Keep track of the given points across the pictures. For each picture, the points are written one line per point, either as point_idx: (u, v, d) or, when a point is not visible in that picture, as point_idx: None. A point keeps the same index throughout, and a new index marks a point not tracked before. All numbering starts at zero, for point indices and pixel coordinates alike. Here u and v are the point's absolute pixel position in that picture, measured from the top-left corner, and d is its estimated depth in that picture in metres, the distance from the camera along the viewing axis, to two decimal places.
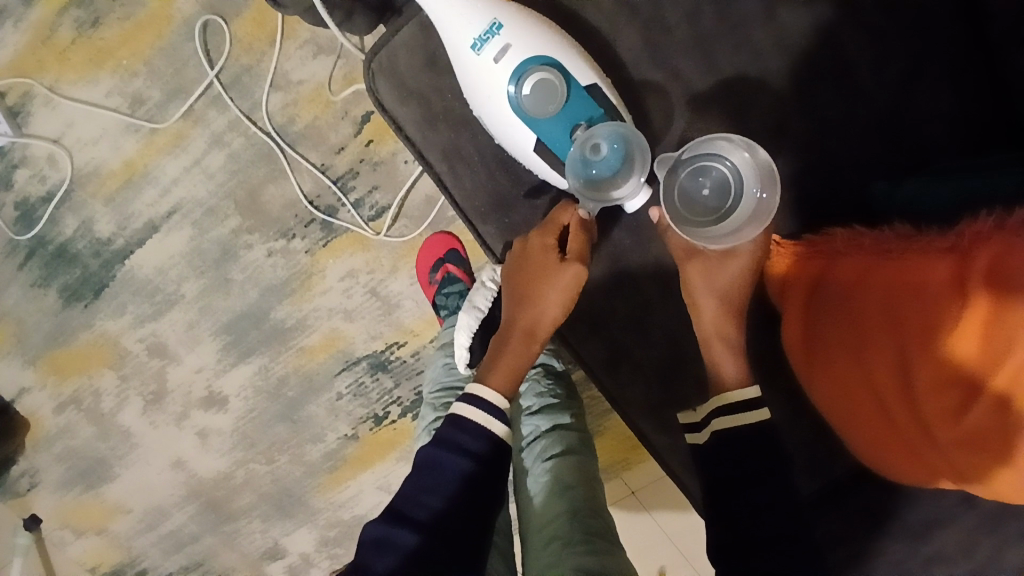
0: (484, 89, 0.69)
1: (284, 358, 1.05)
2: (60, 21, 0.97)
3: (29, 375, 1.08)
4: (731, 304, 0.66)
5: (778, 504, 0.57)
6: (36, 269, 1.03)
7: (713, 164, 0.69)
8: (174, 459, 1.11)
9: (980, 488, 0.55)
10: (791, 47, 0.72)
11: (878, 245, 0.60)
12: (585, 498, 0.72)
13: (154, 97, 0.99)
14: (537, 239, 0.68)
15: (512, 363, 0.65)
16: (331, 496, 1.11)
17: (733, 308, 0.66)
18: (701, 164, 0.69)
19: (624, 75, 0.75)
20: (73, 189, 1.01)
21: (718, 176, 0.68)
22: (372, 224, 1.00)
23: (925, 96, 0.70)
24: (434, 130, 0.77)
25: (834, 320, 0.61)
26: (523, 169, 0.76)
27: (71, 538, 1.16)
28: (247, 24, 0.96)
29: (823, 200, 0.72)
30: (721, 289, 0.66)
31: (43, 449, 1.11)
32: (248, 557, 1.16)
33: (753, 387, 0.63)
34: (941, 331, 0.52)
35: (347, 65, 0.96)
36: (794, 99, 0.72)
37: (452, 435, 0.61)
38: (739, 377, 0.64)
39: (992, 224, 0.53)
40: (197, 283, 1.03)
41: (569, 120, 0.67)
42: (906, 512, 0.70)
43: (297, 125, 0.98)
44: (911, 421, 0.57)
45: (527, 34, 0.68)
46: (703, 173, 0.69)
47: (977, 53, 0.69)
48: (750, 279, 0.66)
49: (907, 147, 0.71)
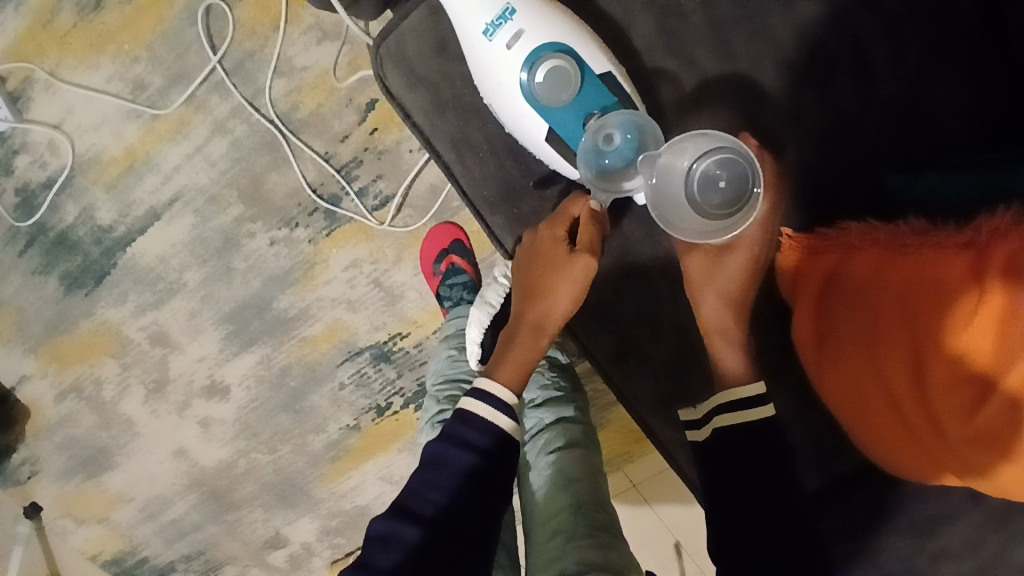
0: (496, 76, 0.68)
1: (286, 348, 1.04)
2: (61, 5, 0.96)
3: (30, 364, 1.07)
4: (737, 299, 0.65)
5: (784, 500, 0.56)
6: (37, 257, 1.02)
7: (704, 162, 0.65)
8: (176, 448, 1.10)
9: (987, 485, 0.55)
10: (807, 35, 0.70)
11: (894, 240, 0.59)
12: (589, 491, 0.71)
13: (155, 83, 0.97)
14: (547, 231, 0.67)
15: (522, 357, 0.64)
16: (333, 486, 1.11)
17: (738, 304, 0.65)
18: (698, 173, 0.65)
19: (636, 62, 0.73)
20: (73, 176, 1.00)
21: (707, 169, 0.65)
22: (376, 213, 0.99)
23: (941, 88, 0.70)
24: (442, 117, 0.76)
25: (846, 316, 0.60)
26: (533, 158, 0.75)
27: (72, 526, 1.16)
28: (250, 8, 0.95)
29: (838, 193, 0.71)
30: (727, 285, 0.65)
31: (45, 438, 1.11)
32: (250, 546, 1.15)
33: (759, 383, 0.61)
34: (956, 328, 0.52)
35: (352, 51, 0.95)
36: (809, 90, 0.71)
37: (459, 431, 0.61)
38: (745, 375, 0.63)
39: (1008, 221, 0.52)
40: (199, 272, 1.02)
41: (581, 110, 0.66)
42: (915, 508, 0.70)
43: (300, 111, 0.97)
44: (920, 418, 0.56)
45: (541, 21, 0.67)
46: (708, 176, 0.65)
47: (993, 46, 0.69)
48: (755, 272, 0.65)
49: (922, 139, 0.70)
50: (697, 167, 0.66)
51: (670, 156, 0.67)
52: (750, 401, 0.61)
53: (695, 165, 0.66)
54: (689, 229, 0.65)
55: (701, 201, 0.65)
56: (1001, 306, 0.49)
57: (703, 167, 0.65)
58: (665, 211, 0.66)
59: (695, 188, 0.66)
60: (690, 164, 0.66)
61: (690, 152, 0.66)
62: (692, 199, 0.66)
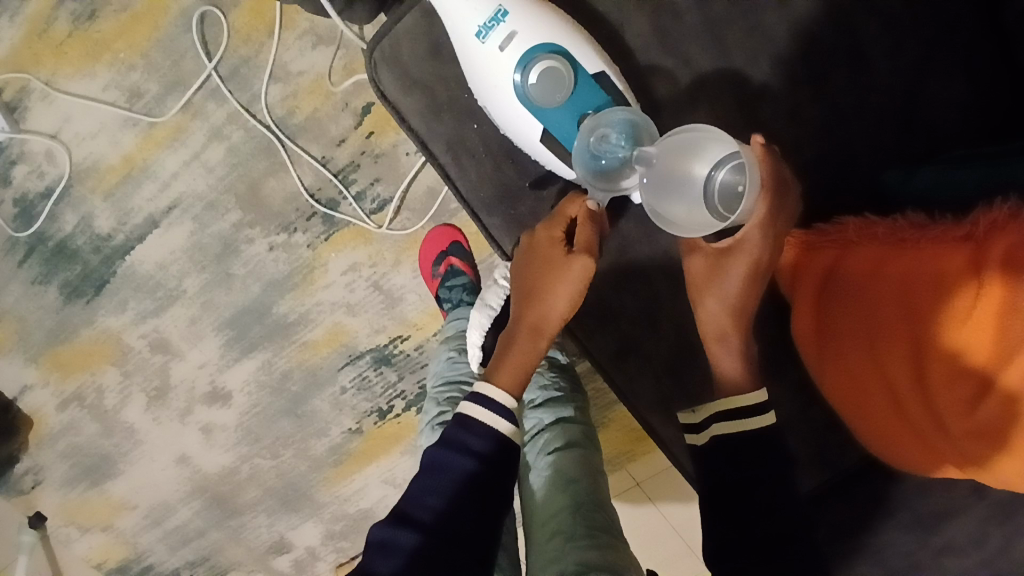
0: (489, 77, 0.68)
1: (287, 353, 1.04)
2: (57, 14, 0.96)
3: (31, 373, 1.07)
4: (742, 306, 0.63)
5: (781, 505, 0.55)
6: (37, 266, 1.03)
7: (724, 168, 0.63)
8: (179, 455, 1.10)
9: (989, 477, 0.55)
10: (803, 31, 0.70)
11: (892, 235, 0.59)
12: (588, 492, 0.71)
13: (152, 91, 0.97)
14: (544, 232, 0.66)
15: (521, 360, 0.64)
16: (336, 490, 1.11)
17: (741, 310, 0.63)
18: (719, 181, 0.63)
19: (630, 62, 0.73)
20: (71, 185, 1.00)
21: (726, 177, 0.63)
22: (374, 217, 0.99)
23: (937, 81, 0.70)
24: (437, 120, 0.76)
25: (845, 310, 0.60)
26: (529, 160, 0.76)
27: (77, 535, 1.16)
28: (245, 14, 0.95)
29: (836, 187, 0.71)
30: (730, 294, 0.62)
31: (47, 447, 1.11)
32: (254, 551, 1.16)
33: (761, 391, 0.61)
34: (955, 323, 0.51)
35: (347, 55, 0.95)
36: (806, 85, 0.71)
37: (458, 435, 0.61)
38: (748, 382, 0.62)
39: (1006, 214, 0.52)
40: (199, 278, 1.02)
41: (576, 110, 0.66)
42: (919, 502, 0.70)
43: (297, 117, 0.97)
44: (920, 412, 0.56)
45: (534, 22, 0.67)
46: (727, 184, 0.63)
47: (991, 39, 0.70)
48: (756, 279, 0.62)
49: (920, 133, 0.70)
50: (715, 174, 0.63)
51: (675, 158, 0.64)
52: (752, 407, 0.60)
53: (714, 172, 0.63)
54: (697, 231, 0.63)
55: (722, 209, 0.63)
56: (999, 300, 0.49)
57: (723, 174, 0.63)
58: (664, 212, 0.65)
59: (716, 198, 0.63)
60: (708, 172, 0.63)
61: (705, 158, 0.64)
62: (711, 205, 0.63)
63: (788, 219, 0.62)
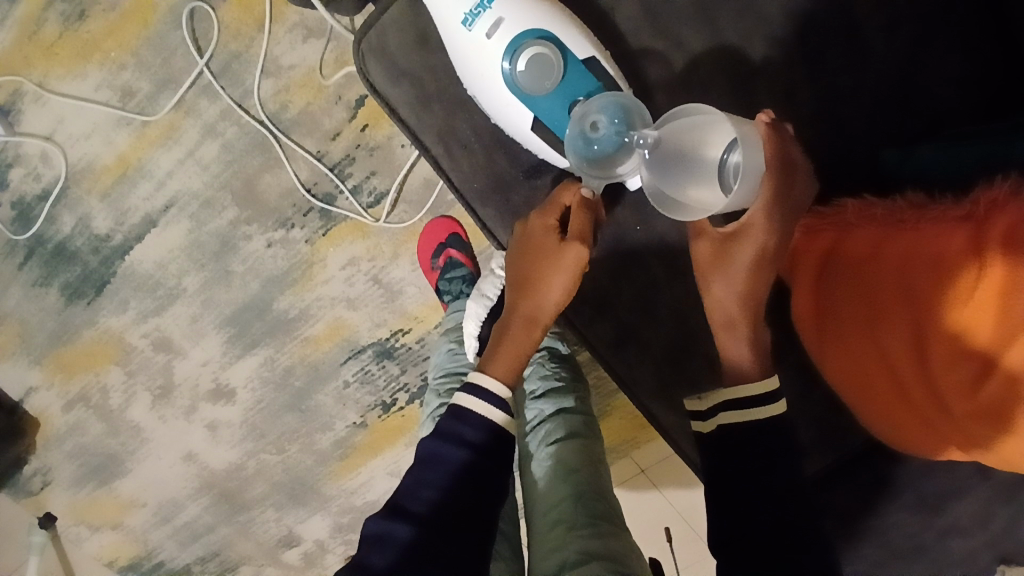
0: (477, 66, 0.67)
1: (289, 348, 1.04)
2: (46, 15, 0.95)
3: (36, 375, 1.08)
4: (752, 291, 0.61)
5: (787, 495, 0.55)
6: (36, 269, 1.03)
7: (738, 150, 0.58)
8: (185, 452, 1.11)
9: (993, 459, 0.54)
10: (798, 9, 0.69)
11: (890, 216, 0.59)
12: (589, 481, 0.71)
13: (143, 89, 0.97)
14: (538, 220, 0.65)
15: (516, 348, 0.64)
16: (342, 484, 1.12)
17: (752, 294, 0.61)
18: (732, 164, 0.59)
19: (622, 46, 0.72)
20: (68, 187, 1.00)
21: (735, 159, 0.59)
22: (371, 210, 0.99)
23: (935, 59, 0.68)
24: (427, 111, 0.75)
25: (845, 291, 0.59)
26: (521, 149, 0.75)
27: (87, 534, 1.17)
28: (234, 9, 0.94)
29: (833, 168, 0.70)
30: (739, 280, 0.60)
31: (54, 447, 1.12)
32: (263, 545, 1.16)
33: (773, 379, 0.59)
34: (956, 304, 0.50)
35: (337, 47, 0.94)
36: (803, 65, 0.70)
37: (453, 427, 0.60)
38: (757, 370, 0.60)
39: (1006, 192, 0.51)
40: (198, 277, 1.02)
41: (566, 96, 0.65)
42: (921, 483, 0.70)
43: (290, 111, 0.96)
44: (923, 395, 0.55)
45: (520, 8, 0.66)
46: (735, 166, 0.59)
47: (988, 18, 0.67)
48: (767, 264, 0.60)
49: (917, 111, 0.69)
50: (728, 157, 0.59)
51: (683, 139, 0.61)
52: (759, 397, 0.58)
53: (727, 155, 0.59)
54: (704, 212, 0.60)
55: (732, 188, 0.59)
56: (999, 280, 0.47)
57: (737, 156, 0.58)
58: (673, 197, 0.62)
59: (729, 178, 0.59)
60: (721, 156, 0.60)
61: (716, 141, 0.60)
62: (724, 186, 0.60)
63: (796, 202, 0.61)
